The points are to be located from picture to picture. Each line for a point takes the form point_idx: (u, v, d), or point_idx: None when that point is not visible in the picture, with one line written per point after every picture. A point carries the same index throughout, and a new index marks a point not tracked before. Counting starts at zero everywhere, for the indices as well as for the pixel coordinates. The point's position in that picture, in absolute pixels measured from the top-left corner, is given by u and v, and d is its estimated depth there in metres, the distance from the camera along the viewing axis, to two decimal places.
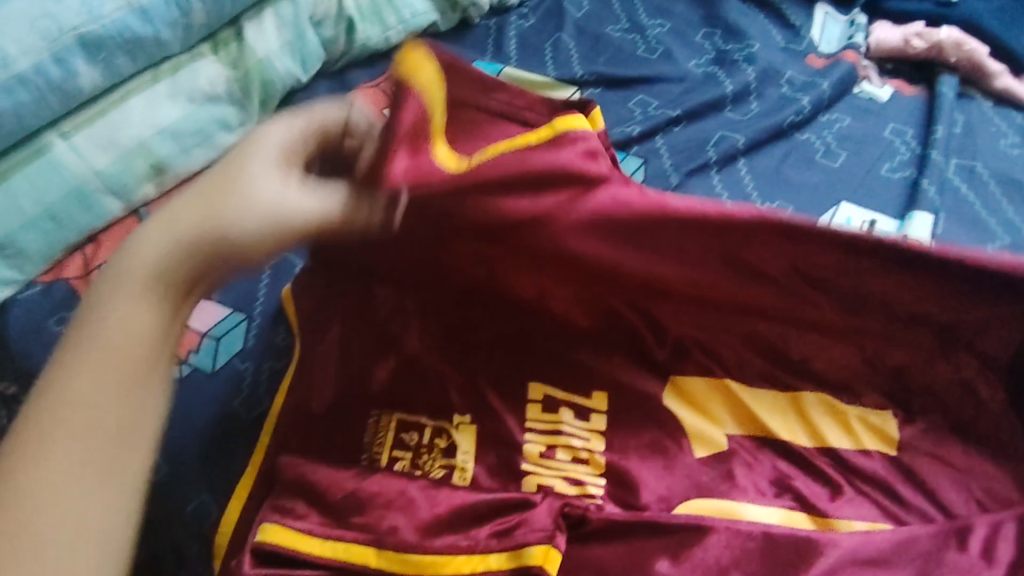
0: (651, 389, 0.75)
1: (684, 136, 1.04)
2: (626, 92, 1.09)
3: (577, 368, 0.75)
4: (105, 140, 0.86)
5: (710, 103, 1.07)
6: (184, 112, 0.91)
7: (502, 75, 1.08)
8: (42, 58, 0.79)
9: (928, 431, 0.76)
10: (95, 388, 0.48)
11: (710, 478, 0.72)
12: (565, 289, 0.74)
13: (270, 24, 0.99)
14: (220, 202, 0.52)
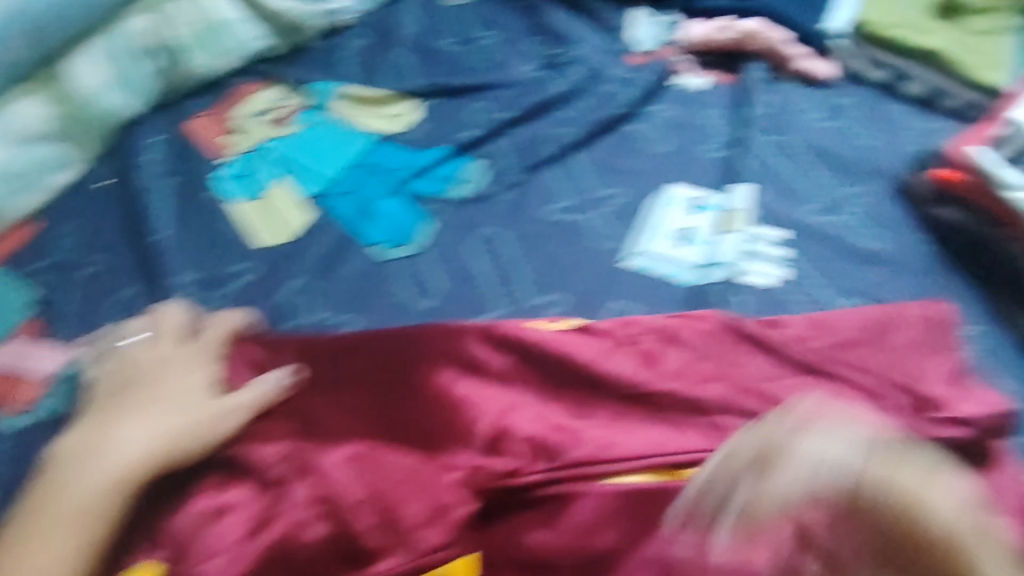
0: (502, 377, 0.77)
1: (521, 137, 1.08)
2: (461, 100, 1.13)
3: (431, 355, 0.77)
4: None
5: (538, 103, 1.12)
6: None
7: (341, 96, 1.10)
8: None
9: (760, 371, 0.80)
10: (94, 437, 0.69)
11: (550, 452, 0.70)
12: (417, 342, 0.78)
13: (89, 60, 1.02)
14: (174, 385, 0.74)
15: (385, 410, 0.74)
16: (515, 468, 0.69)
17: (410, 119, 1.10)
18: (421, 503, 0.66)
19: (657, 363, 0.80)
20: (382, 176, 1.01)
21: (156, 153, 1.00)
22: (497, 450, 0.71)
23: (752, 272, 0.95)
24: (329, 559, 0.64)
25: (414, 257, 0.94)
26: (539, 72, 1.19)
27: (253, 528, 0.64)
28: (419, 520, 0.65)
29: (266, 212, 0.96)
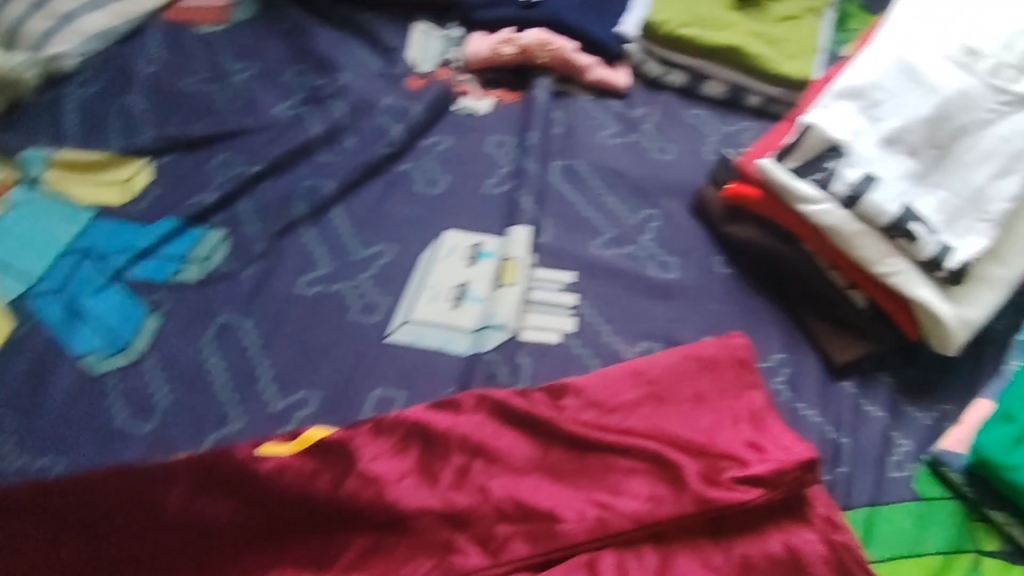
0: (607, 482, 0.66)
1: (678, 168, 0.88)
2: (635, 110, 0.93)
3: (533, 449, 0.67)
4: (48, 188, 0.82)
5: (695, 128, 0.92)
6: (123, 149, 0.84)
7: (485, 105, 0.92)
8: (32, 152, 0.83)
9: (895, 514, 0.70)
10: (124, 479, 0.63)
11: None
12: (518, 432, 0.68)
13: (244, 62, 0.95)
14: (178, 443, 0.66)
15: (476, 506, 0.63)
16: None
17: (530, 146, 0.85)
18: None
19: (800, 487, 0.66)
20: (503, 208, 0.81)
21: (251, 148, 0.85)
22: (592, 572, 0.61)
23: (922, 378, 0.79)
24: None
25: (513, 333, 0.73)
26: (694, 92, 0.96)
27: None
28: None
29: (359, 237, 0.78)
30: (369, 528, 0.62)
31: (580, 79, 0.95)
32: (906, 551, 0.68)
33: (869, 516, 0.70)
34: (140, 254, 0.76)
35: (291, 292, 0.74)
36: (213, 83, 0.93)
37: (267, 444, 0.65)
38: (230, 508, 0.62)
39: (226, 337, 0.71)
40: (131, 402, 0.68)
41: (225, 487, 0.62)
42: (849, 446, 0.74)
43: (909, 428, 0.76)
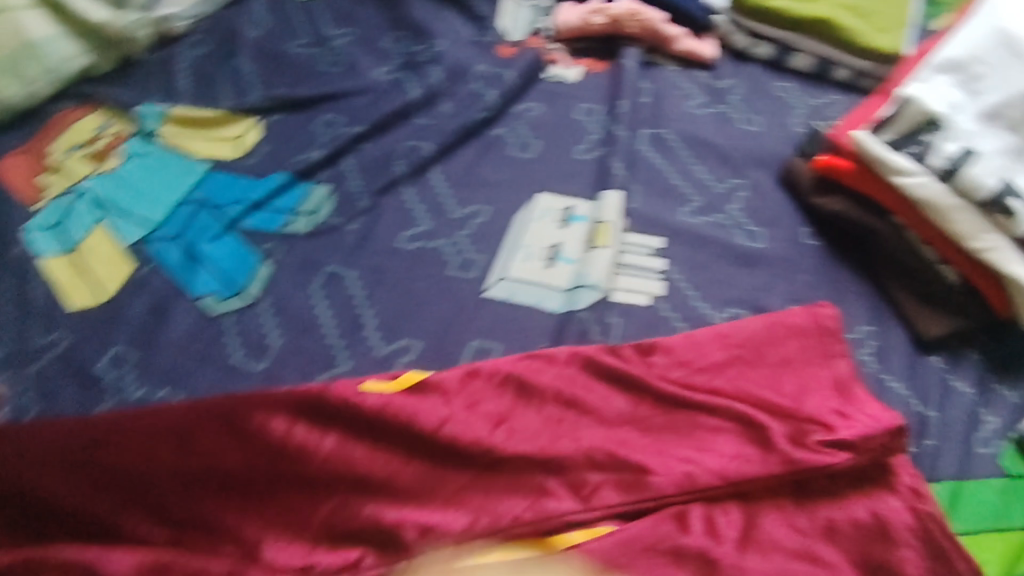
0: (694, 441, 0.67)
1: (768, 139, 0.88)
2: (724, 81, 0.93)
3: (619, 404, 0.68)
4: (164, 141, 0.87)
5: (784, 100, 0.92)
6: (234, 108, 0.89)
7: (572, 75, 0.92)
8: (146, 107, 0.89)
9: (983, 490, 0.69)
10: (229, 410, 0.64)
11: (728, 534, 0.63)
12: (608, 388, 0.69)
13: (343, 28, 0.98)
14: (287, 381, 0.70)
15: (568, 454, 0.65)
16: (703, 546, 0.61)
17: (620, 113, 0.86)
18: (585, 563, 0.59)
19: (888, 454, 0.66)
20: (594, 173, 0.83)
21: (353, 110, 0.88)
22: (681, 524, 0.63)
23: (1013, 355, 0.77)
24: None
25: (605, 293, 0.74)
26: (782, 65, 0.95)
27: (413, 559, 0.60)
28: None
29: (456, 196, 0.81)
30: (462, 470, 0.64)
31: (667, 50, 0.95)
32: (992, 526, 0.67)
33: (957, 491, 0.69)
34: (253, 206, 0.80)
35: (391, 245, 0.77)
36: (314, 48, 0.96)
37: (365, 385, 0.67)
38: (333, 442, 0.64)
39: (333, 286, 0.75)
40: (245, 342, 0.72)
41: (329, 421, 0.64)
42: (937, 420, 0.72)
43: (1001, 407, 0.74)
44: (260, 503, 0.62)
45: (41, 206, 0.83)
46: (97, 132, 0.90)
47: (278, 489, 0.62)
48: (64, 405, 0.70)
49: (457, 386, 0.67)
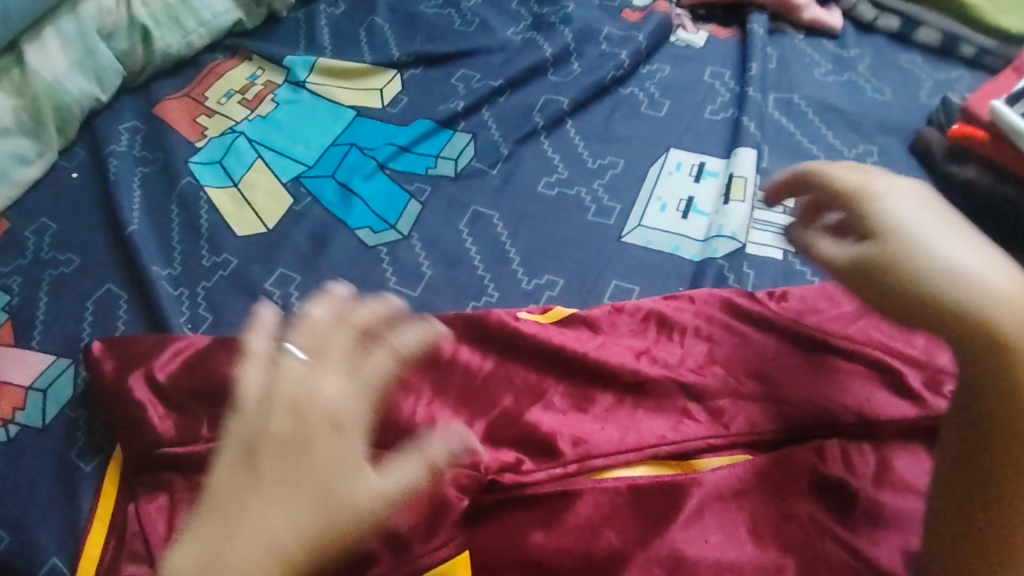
0: (827, 381, 0.69)
1: (893, 108, 0.90)
2: (848, 50, 0.97)
3: (752, 345, 0.72)
4: (312, 91, 0.93)
5: (909, 72, 0.94)
6: (377, 62, 0.94)
7: (692, 44, 0.95)
8: (291, 60, 0.95)
9: None
10: None
11: (864, 470, 0.65)
12: (746, 327, 0.73)
13: None
14: (444, 308, 0.75)
15: (710, 385, 0.69)
16: (844, 479, 0.64)
17: (751, 76, 0.89)
18: (724, 485, 0.64)
19: None
20: (725, 133, 0.86)
21: (488, 67, 0.92)
22: (823, 457, 0.65)
23: None
24: (633, 520, 0.63)
25: (741, 244, 0.78)
26: (907, 38, 0.97)
27: (567, 466, 0.65)
28: (729, 500, 0.64)
29: (592, 148, 0.85)
30: (613, 391, 0.70)
31: (794, 18, 0.98)
32: None
33: None
34: (400, 149, 0.86)
35: (533, 190, 0.82)
36: (445, 8, 1.01)
37: (522, 315, 0.74)
38: (500, 357, 0.72)
39: (479, 225, 0.80)
40: (399, 270, 0.78)
41: (493, 343, 0.72)
42: None
43: None
44: (426, 405, 0.68)
45: (203, 143, 0.90)
46: (250, 80, 0.96)
47: (443, 394, 0.69)
48: (236, 317, 0.77)
49: (604, 317, 0.73)
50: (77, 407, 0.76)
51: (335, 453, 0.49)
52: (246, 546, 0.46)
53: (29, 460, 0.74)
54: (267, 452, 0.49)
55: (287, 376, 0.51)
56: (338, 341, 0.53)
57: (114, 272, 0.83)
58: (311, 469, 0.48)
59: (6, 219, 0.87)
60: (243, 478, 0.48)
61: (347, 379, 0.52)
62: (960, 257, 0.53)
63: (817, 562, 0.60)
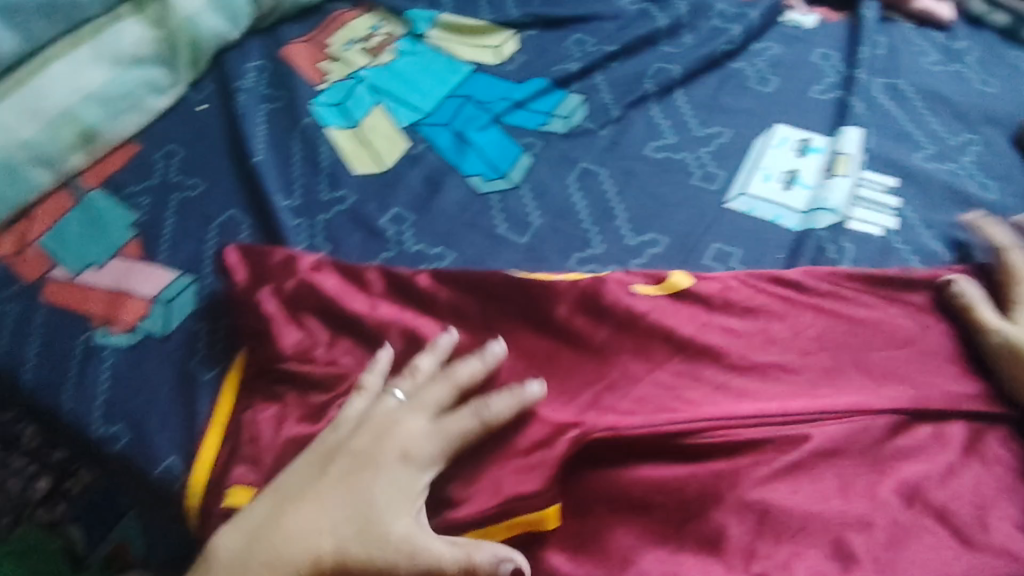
0: (920, 351, 0.72)
1: (999, 101, 0.93)
2: (957, 43, 1.00)
3: (850, 314, 0.73)
4: (433, 43, 0.99)
5: (1017, 69, 0.97)
6: (495, 21, 1.00)
7: (801, 24, 1.00)
8: (415, 13, 1.02)
9: None
10: (522, 285, 0.73)
11: (949, 439, 0.67)
12: (844, 298, 0.74)
13: None
14: (548, 262, 0.78)
15: (808, 347, 0.71)
16: (927, 446, 0.67)
17: (861, 59, 0.93)
18: (822, 446, 0.65)
19: None
20: (831, 112, 0.89)
21: (602, 33, 0.97)
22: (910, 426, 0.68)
23: None
24: (731, 471, 0.63)
25: (842, 219, 0.80)
26: (1018, 34, 1.01)
27: (674, 418, 0.65)
28: (825, 460, 0.65)
29: (700, 118, 0.88)
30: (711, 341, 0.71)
31: (906, 8, 1.03)
32: None
33: None
34: (515, 104, 0.91)
35: (642, 152, 0.86)
36: None
37: (636, 288, 0.74)
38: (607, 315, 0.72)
39: (586, 180, 0.84)
40: (509, 217, 0.82)
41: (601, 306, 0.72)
42: None
43: None
44: (535, 337, 0.72)
45: (325, 87, 0.96)
46: (371, 31, 1.03)
47: (548, 338, 0.72)
48: (351, 250, 0.81)
49: (706, 276, 0.75)
50: (189, 316, 0.80)
51: (394, 482, 0.60)
52: (287, 532, 0.58)
53: (149, 365, 0.78)
54: (339, 463, 0.61)
55: (386, 410, 0.64)
56: (437, 394, 0.64)
57: (236, 199, 0.88)
58: (366, 494, 0.59)
59: (137, 143, 0.95)
60: (315, 472, 0.61)
61: (432, 429, 0.62)
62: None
63: (902, 525, 0.62)
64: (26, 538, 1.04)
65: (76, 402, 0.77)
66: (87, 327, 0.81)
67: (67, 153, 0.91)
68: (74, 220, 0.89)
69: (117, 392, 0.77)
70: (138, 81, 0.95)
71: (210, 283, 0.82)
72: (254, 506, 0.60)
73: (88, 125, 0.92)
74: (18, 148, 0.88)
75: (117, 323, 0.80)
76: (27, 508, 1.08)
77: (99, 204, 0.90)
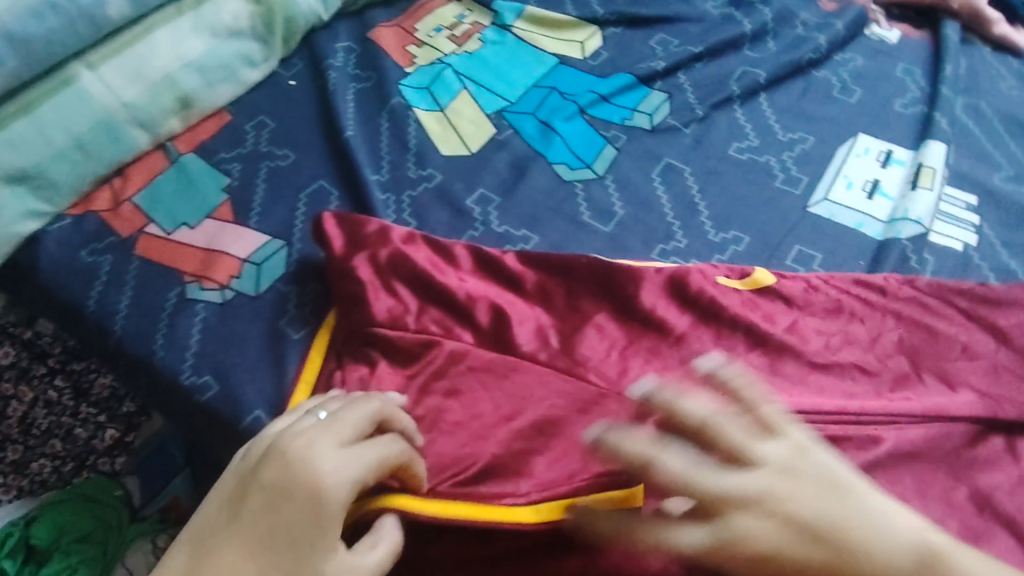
0: (998, 365, 0.72)
1: None
2: None
3: (929, 324, 0.74)
4: (520, 34, 1.02)
5: None
6: (581, 17, 1.02)
7: (884, 39, 1.01)
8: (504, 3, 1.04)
9: None
10: (611, 271, 0.75)
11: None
12: (923, 307, 0.75)
13: None
14: (631, 251, 0.80)
15: (889, 352, 0.72)
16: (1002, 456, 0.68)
17: (945, 77, 0.94)
18: (901, 448, 0.65)
19: None
20: (913, 127, 0.91)
21: (687, 34, 0.99)
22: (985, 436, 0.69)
23: None
24: None
25: (926, 230, 0.81)
26: None
27: None
28: (906, 463, 0.65)
29: (783, 122, 0.90)
30: (794, 339, 0.72)
31: (983, 31, 1.03)
32: None
33: None
34: (601, 98, 0.92)
35: (725, 152, 0.88)
36: None
37: (719, 279, 0.76)
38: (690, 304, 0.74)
39: (669, 176, 0.86)
40: (593, 206, 0.84)
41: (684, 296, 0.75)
42: None
43: None
44: (617, 323, 0.74)
45: (413, 70, 0.98)
46: (458, 19, 1.05)
47: (630, 324, 0.73)
48: (437, 226, 0.84)
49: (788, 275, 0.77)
50: (280, 280, 0.83)
51: (303, 516, 0.52)
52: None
53: (238, 322, 0.81)
54: (245, 512, 0.53)
55: (297, 430, 0.55)
56: (357, 417, 0.58)
57: (326, 171, 0.91)
58: (279, 534, 0.52)
59: (230, 112, 0.98)
60: (227, 512, 0.54)
61: (344, 454, 0.55)
62: (899, 531, 0.52)
63: (978, 533, 0.63)
64: (93, 486, 1.08)
65: (166, 351, 0.80)
66: (180, 282, 0.84)
67: (164, 117, 0.94)
68: (166, 180, 0.93)
69: (206, 345, 0.80)
70: (234, 53, 0.98)
71: (301, 250, 0.86)
72: (167, 565, 0.54)
73: (186, 91, 0.95)
74: (120, 108, 0.91)
75: (210, 280, 0.84)
76: (91, 455, 1.12)
77: (191, 167, 0.93)
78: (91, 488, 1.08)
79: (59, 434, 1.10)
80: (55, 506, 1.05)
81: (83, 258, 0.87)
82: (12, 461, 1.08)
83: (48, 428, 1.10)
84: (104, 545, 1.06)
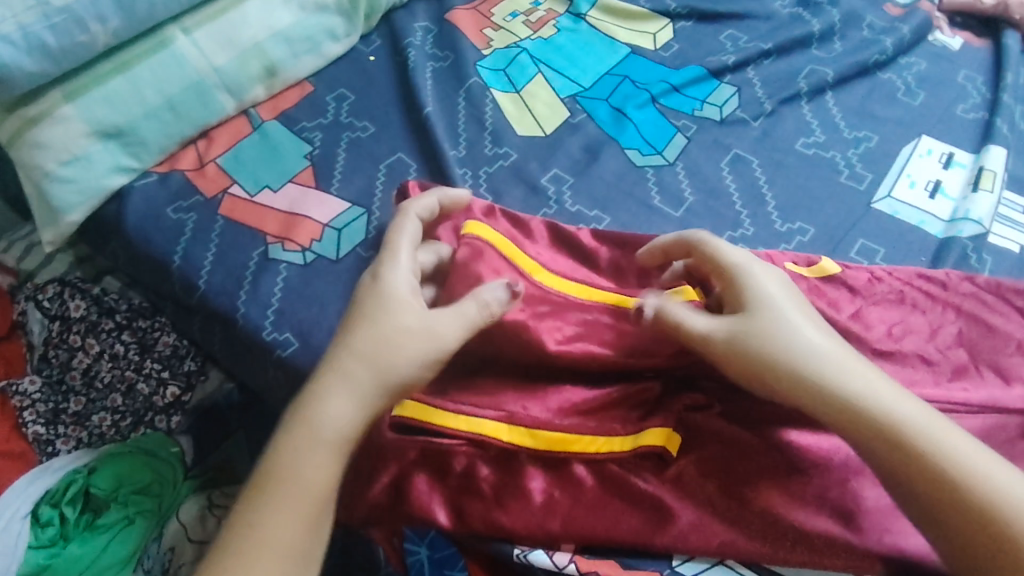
0: None
1: None
2: None
3: (991, 320, 0.76)
4: (593, 23, 1.05)
5: None
6: (653, 9, 1.05)
7: (948, 45, 1.04)
8: None
9: None
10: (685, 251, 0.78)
11: None
12: (983, 303, 0.78)
13: None
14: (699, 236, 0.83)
15: (950, 342, 0.75)
16: None
17: (1007, 85, 0.97)
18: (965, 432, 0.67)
19: None
20: (975, 132, 0.94)
21: (756, 31, 1.02)
22: None
23: None
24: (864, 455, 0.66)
25: (986, 230, 0.84)
26: None
27: None
28: None
29: (848, 121, 0.93)
30: (859, 325, 0.74)
31: None
32: None
33: None
34: (672, 88, 0.96)
35: (792, 146, 0.91)
36: None
37: (789, 265, 0.78)
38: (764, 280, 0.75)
39: (737, 166, 0.89)
40: (663, 191, 0.87)
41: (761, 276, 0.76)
42: None
43: None
44: None
45: (489, 52, 1.02)
46: (533, 5, 1.08)
47: None
48: (512, 203, 0.87)
49: (852, 265, 0.80)
50: (360, 246, 0.87)
51: (371, 291, 0.62)
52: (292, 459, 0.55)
53: (318, 283, 0.85)
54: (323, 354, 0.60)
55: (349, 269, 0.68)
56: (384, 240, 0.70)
57: (403, 144, 0.95)
58: (360, 308, 0.61)
59: (311, 84, 1.02)
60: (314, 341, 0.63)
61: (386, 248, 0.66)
62: (900, 403, 0.57)
63: None
64: (152, 440, 1.04)
65: (250, 306, 0.84)
66: (263, 242, 0.88)
67: (250, 85, 0.98)
68: (249, 145, 0.96)
69: (287, 303, 0.83)
70: (319, 26, 1.01)
71: (379, 219, 0.89)
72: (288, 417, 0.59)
73: (272, 60, 0.98)
74: (210, 73, 0.94)
75: (292, 242, 0.87)
76: (148, 412, 1.06)
77: (273, 133, 0.97)
78: (150, 442, 1.03)
79: (121, 389, 1.06)
80: (114, 457, 1.01)
81: (168, 215, 0.91)
82: (74, 413, 1.06)
83: (111, 381, 1.07)
84: (159, 501, 1.01)
